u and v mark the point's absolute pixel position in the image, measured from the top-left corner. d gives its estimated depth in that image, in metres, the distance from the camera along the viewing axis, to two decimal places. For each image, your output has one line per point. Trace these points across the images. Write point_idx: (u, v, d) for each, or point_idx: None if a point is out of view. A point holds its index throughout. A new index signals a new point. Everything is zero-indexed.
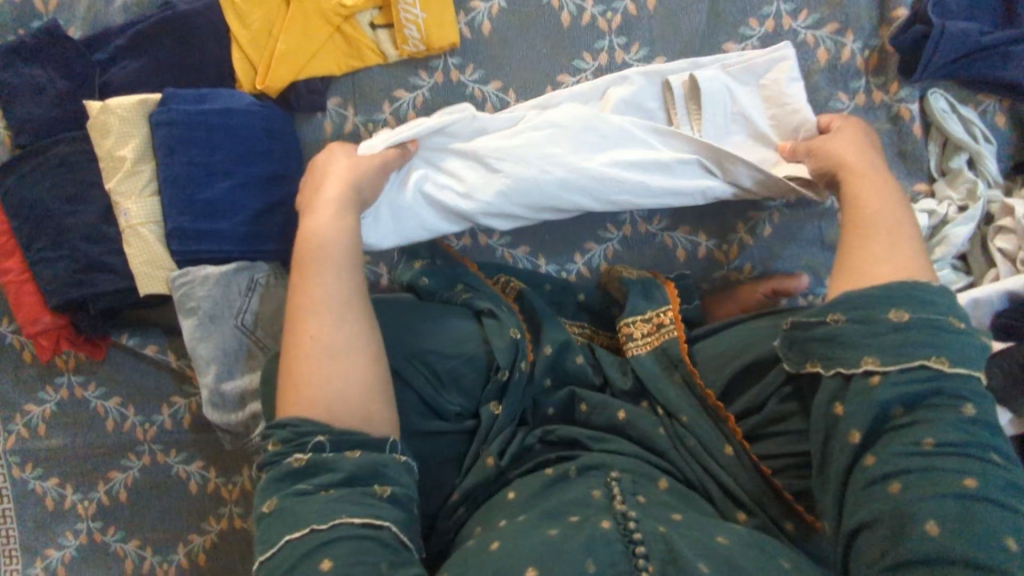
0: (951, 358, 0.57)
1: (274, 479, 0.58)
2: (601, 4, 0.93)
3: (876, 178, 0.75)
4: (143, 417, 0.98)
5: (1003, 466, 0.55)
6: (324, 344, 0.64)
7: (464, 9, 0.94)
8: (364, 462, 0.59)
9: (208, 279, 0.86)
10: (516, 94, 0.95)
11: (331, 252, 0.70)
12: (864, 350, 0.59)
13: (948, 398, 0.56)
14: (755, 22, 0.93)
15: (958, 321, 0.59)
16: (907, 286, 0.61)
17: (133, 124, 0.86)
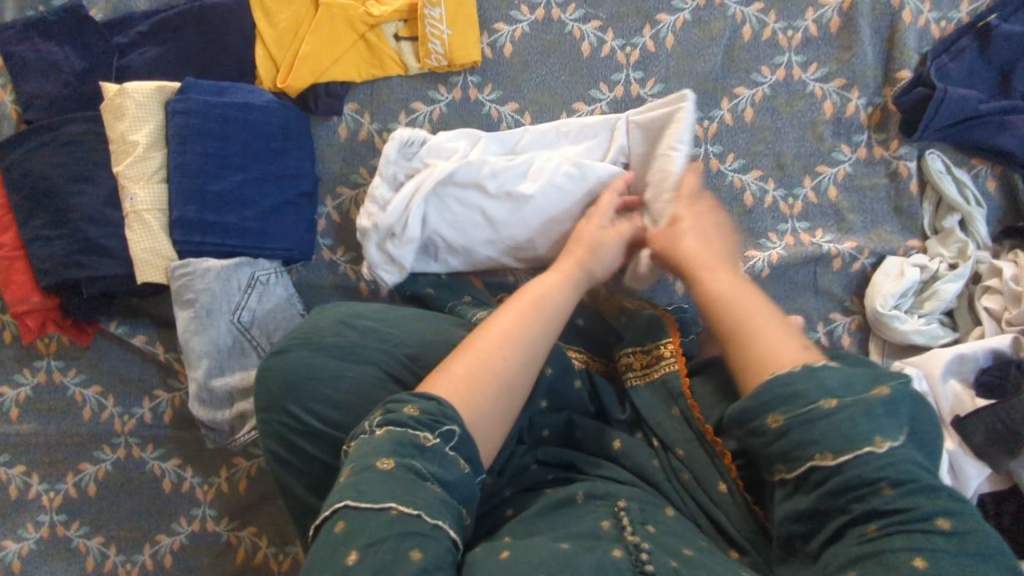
0: (836, 450, 0.55)
1: (397, 439, 0.56)
2: (621, 38, 0.96)
3: (718, 267, 0.73)
4: (122, 408, 0.95)
5: (953, 532, 0.51)
6: (484, 362, 0.64)
7: (488, 30, 0.96)
8: (467, 481, 0.58)
9: (209, 271, 0.85)
10: (531, 117, 0.96)
11: (537, 307, 0.71)
12: (774, 460, 0.59)
13: (865, 483, 0.54)
14: (767, 70, 0.96)
15: (832, 397, 0.57)
16: (768, 385, 0.60)
17: (149, 109, 0.85)
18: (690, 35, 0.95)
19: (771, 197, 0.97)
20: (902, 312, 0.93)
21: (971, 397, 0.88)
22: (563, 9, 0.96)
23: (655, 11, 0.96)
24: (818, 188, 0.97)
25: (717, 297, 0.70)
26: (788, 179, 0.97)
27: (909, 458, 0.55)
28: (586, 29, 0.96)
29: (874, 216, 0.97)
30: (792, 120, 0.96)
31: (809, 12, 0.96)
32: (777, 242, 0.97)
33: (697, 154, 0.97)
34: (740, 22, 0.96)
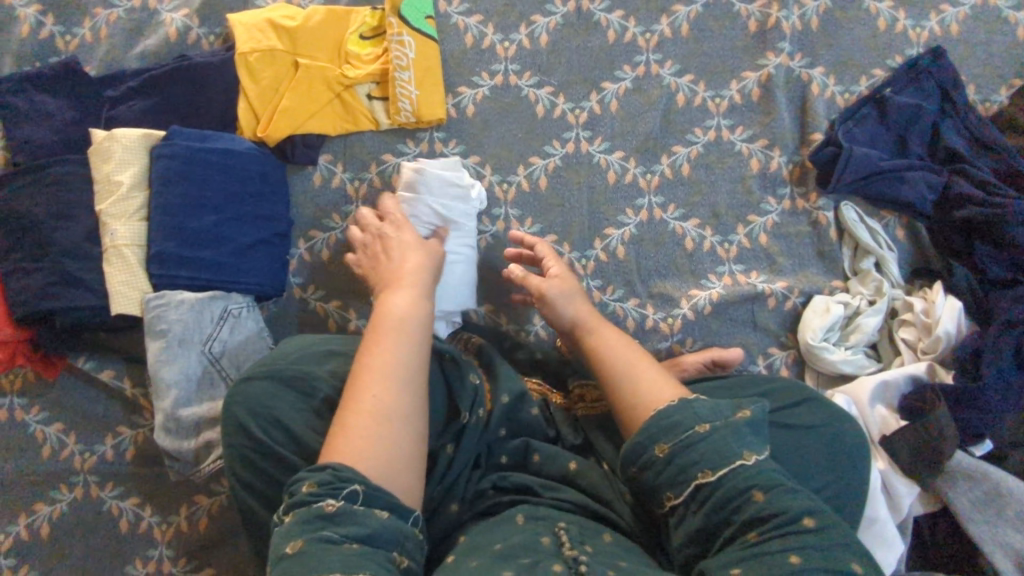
0: (714, 467, 0.66)
1: (304, 519, 0.61)
2: (570, 102, 1.07)
3: (599, 325, 0.88)
4: (83, 446, 0.96)
5: (816, 529, 0.61)
6: (382, 409, 0.71)
7: (452, 93, 1.06)
8: (385, 526, 0.64)
9: (184, 305, 0.88)
10: (491, 169, 1.06)
11: (403, 327, 0.79)
12: (663, 487, 0.69)
13: (740, 493, 0.64)
14: (699, 131, 1.08)
15: (704, 423, 0.68)
16: (652, 420, 0.71)
17: (134, 153, 0.91)
18: (632, 100, 1.08)
19: (708, 242, 1.07)
20: (830, 344, 1.02)
21: (896, 420, 0.96)
22: (519, 76, 1.07)
23: (600, 80, 1.08)
24: (750, 234, 1.07)
25: (606, 348, 0.84)
26: (722, 226, 1.07)
27: (771, 469, 0.66)
28: (540, 94, 1.07)
29: (801, 260, 1.08)
30: (723, 175, 1.08)
31: (732, 83, 1.09)
32: (716, 282, 1.06)
33: (641, 204, 1.07)
34: (675, 91, 1.09)
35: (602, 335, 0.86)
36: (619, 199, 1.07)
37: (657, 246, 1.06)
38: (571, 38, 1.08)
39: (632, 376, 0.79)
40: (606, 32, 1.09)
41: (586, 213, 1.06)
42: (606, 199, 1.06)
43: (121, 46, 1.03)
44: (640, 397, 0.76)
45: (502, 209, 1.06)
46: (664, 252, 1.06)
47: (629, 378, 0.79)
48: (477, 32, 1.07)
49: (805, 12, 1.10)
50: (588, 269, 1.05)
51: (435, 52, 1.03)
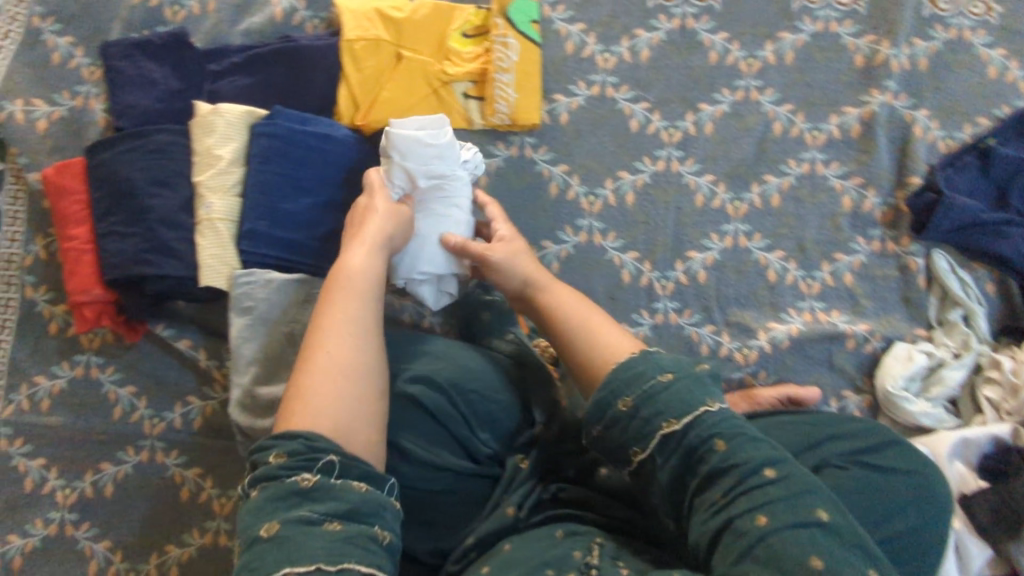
0: (677, 415, 0.66)
1: (276, 496, 0.61)
2: (665, 120, 1.06)
3: (558, 287, 0.86)
4: (153, 411, 0.97)
5: (778, 478, 0.62)
6: (334, 371, 0.69)
7: (547, 99, 1.05)
8: (365, 499, 0.63)
9: (273, 284, 0.88)
10: (578, 179, 1.05)
11: (354, 285, 0.77)
12: (630, 442, 0.69)
13: (703, 444, 0.65)
14: (794, 162, 1.06)
15: (667, 373, 0.69)
16: (616, 372, 0.71)
17: (237, 129, 0.92)
18: (728, 124, 1.06)
19: (791, 276, 1.05)
20: (910, 394, 1.00)
21: (974, 479, 0.94)
22: (616, 89, 1.06)
23: (698, 100, 1.06)
24: (835, 272, 1.05)
25: (565, 308, 0.82)
26: (807, 261, 1.05)
27: (733, 416, 0.67)
28: (635, 108, 1.06)
29: (885, 304, 1.05)
30: (813, 210, 1.06)
31: (833, 117, 1.06)
32: (796, 317, 1.04)
33: (727, 230, 1.05)
34: (772, 119, 1.06)
35: (551, 291, 0.86)
36: (706, 223, 1.05)
37: (739, 274, 1.04)
38: (673, 55, 1.07)
39: (589, 332, 0.78)
40: (708, 53, 1.07)
41: (670, 234, 1.05)
42: (692, 222, 1.05)
43: (227, 21, 1.04)
44: (597, 360, 0.75)
45: (586, 220, 1.04)
46: (745, 282, 1.04)
47: (589, 336, 0.78)
48: (578, 41, 1.06)
49: (914, 52, 1.07)
50: (667, 290, 1.04)
51: (535, 56, 1.03)
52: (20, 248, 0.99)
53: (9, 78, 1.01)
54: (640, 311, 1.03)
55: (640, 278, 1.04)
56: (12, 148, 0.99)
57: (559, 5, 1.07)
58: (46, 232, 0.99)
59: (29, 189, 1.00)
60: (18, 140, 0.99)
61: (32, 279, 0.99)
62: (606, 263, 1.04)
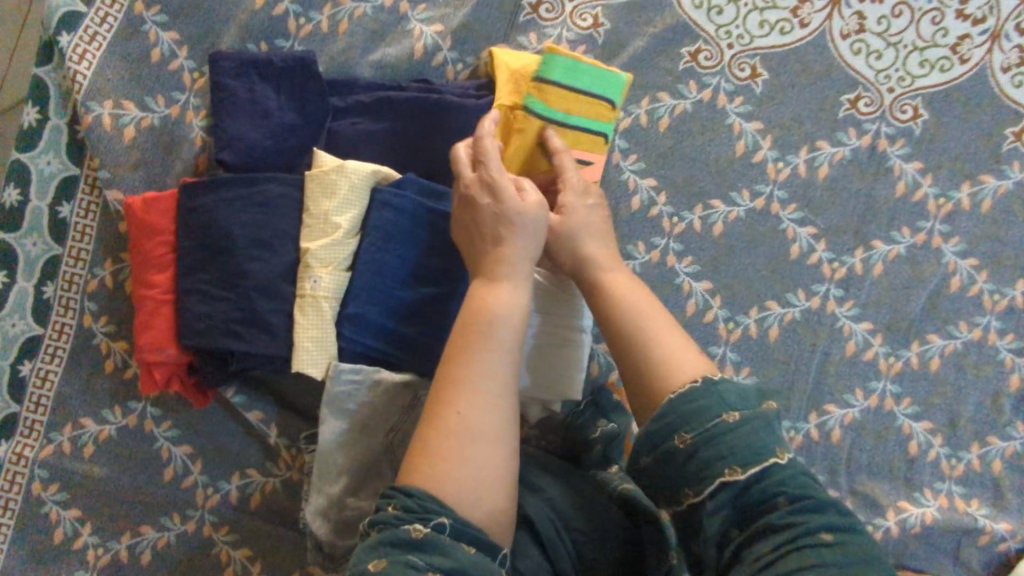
0: (743, 463, 0.60)
1: (387, 540, 0.57)
2: (831, 251, 0.92)
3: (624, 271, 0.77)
4: (208, 479, 0.86)
5: (834, 543, 0.57)
6: (458, 430, 0.62)
7: (704, 203, 0.92)
8: (473, 561, 0.57)
9: (382, 384, 0.77)
10: (720, 301, 0.92)
11: (490, 331, 0.66)
12: (681, 483, 0.63)
13: (762, 499, 0.60)
14: (965, 325, 0.93)
15: (733, 413, 0.63)
16: (675, 403, 0.64)
17: (360, 192, 0.78)
18: (901, 271, 0.92)
19: (935, 451, 0.93)
20: None
21: None
22: (784, 206, 0.92)
23: (873, 236, 0.92)
24: (984, 456, 0.93)
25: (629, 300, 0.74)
26: (956, 439, 0.93)
27: (798, 471, 0.62)
28: (800, 231, 0.92)
29: None
30: (974, 383, 0.93)
31: (1019, 282, 0.93)
32: (931, 500, 0.92)
33: (875, 388, 0.92)
34: (951, 272, 0.93)
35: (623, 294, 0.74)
36: (853, 376, 0.92)
37: (878, 440, 0.92)
38: (855, 178, 0.92)
39: (645, 342, 0.70)
40: (895, 182, 0.92)
41: (811, 381, 0.92)
42: (837, 371, 0.92)
43: (357, 48, 0.90)
44: (656, 386, 0.68)
45: (721, 349, 0.91)
46: (883, 450, 0.92)
47: (659, 354, 0.69)
48: (752, 141, 0.92)
49: None
50: (795, 443, 0.91)
51: (532, 128, 0.81)
52: (84, 270, 0.87)
53: (99, 71, 0.85)
54: None
55: None
56: (94, 157, 0.86)
57: (737, 95, 0.92)
58: (117, 258, 0.87)
59: (105, 204, 0.87)
60: (101, 148, 0.85)
61: (94, 307, 0.87)
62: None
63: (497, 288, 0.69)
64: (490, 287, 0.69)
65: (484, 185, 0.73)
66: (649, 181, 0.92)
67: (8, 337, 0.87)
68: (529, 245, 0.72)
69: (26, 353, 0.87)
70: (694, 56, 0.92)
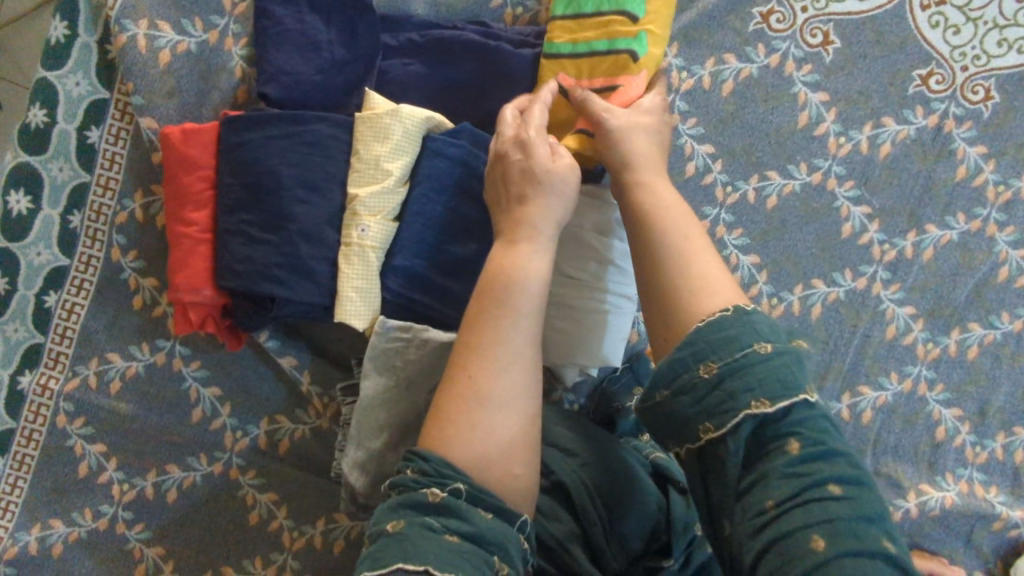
0: (772, 397, 0.48)
1: (403, 502, 0.53)
2: (884, 233, 0.91)
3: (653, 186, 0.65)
4: (236, 422, 0.85)
5: (844, 498, 0.46)
6: (471, 396, 0.57)
7: (760, 173, 0.89)
8: (493, 527, 0.53)
9: (428, 344, 0.74)
10: (767, 276, 0.90)
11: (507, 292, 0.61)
12: (694, 419, 0.51)
13: (775, 441, 0.49)
14: (1007, 316, 0.92)
15: (767, 344, 0.50)
16: (700, 328, 0.52)
17: (413, 139, 0.75)
18: (950, 257, 0.91)
19: (961, 438, 0.93)
20: None
21: None
22: (840, 182, 0.90)
23: (927, 220, 0.91)
24: (1008, 446, 0.93)
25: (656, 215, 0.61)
26: (984, 428, 0.93)
27: (824, 416, 0.50)
28: (854, 210, 0.90)
29: None
30: (1010, 374, 0.93)
31: None
32: (952, 485, 0.93)
33: (910, 372, 0.92)
34: (1001, 261, 0.91)
35: (653, 202, 0.63)
36: (890, 359, 0.92)
37: (907, 424, 0.93)
38: (917, 158, 0.90)
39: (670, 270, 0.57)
40: (957, 165, 0.90)
41: (848, 361, 0.91)
42: (875, 354, 0.92)
43: None
44: (672, 314, 0.55)
45: None
46: (911, 434, 0.93)
47: (686, 276, 0.56)
48: (815, 113, 0.89)
49: None
50: None
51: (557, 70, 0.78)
52: (113, 201, 0.83)
53: None
54: None
55: None
56: (126, 81, 0.81)
57: (806, 62, 0.90)
58: (148, 190, 0.83)
59: (138, 132, 0.82)
60: (134, 72, 0.80)
61: (122, 240, 0.83)
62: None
63: (513, 249, 0.63)
64: (508, 249, 0.63)
65: (517, 144, 0.68)
66: (706, 147, 0.89)
67: (33, 265, 0.83)
68: (553, 204, 0.66)
69: (51, 283, 0.84)
70: (766, 17, 0.89)
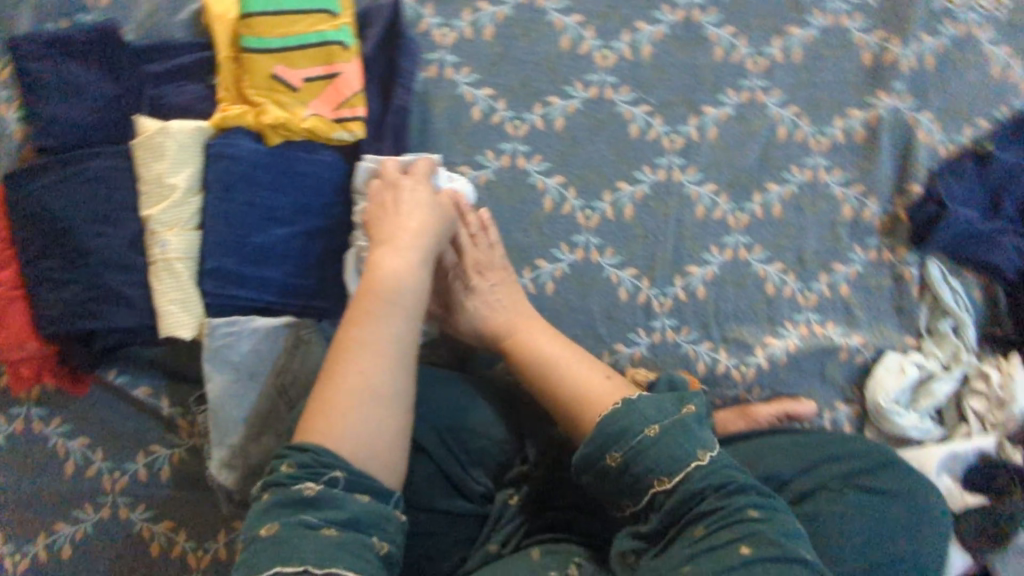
0: (669, 471, 0.64)
1: (280, 502, 0.56)
2: (667, 124, 0.98)
3: (534, 330, 0.85)
4: (112, 463, 0.86)
5: (761, 518, 0.60)
6: (364, 396, 0.61)
7: (541, 101, 0.96)
8: (368, 509, 0.58)
9: (258, 332, 0.79)
10: (575, 192, 0.97)
11: (395, 304, 0.66)
12: (620, 496, 0.67)
13: (692, 494, 0.63)
14: (796, 169, 1.01)
15: (654, 426, 0.66)
16: (599, 430, 0.68)
17: (188, 151, 0.79)
18: (732, 129, 0.99)
19: (789, 289, 1.01)
20: (901, 407, 0.99)
21: (960, 493, 0.95)
22: (616, 90, 0.97)
23: (702, 102, 0.99)
24: (833, 284, 1.02)
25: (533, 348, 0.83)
26: (806, 273, 1.02)
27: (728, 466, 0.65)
28: (635, 112, 0.98)
29: (877, 314, 1.03)
30: (814, 220, 1.02)
31: (838, 120, 1.02)
32: (793, 331, 1.01)
33: (728, 242, 1.00)
34: (777, 122, 1.00)
35: (534, 342, 0.83)
36: (706, 236, 1.00)
37: (738, 288, 1.00)
38: (676, 52, 0.99)
39: (555, 379, 0.79)
40: (713, 49, 1.00)
41: (670, 248, 0.99)
42: (693, 234, 0.99)
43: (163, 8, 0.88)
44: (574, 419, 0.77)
45: (583, 237, 0.97)
46: (745, 296, 1.00)
47: (578, 400, 0.77)
48: (575, 35, 0.97)
49: (922, 49, 1.03)
50: (665, 307, 0.98)
51: (249, 68, 0.83)
52: None
53: None
54: (637, 328, 0.98)
55: (638, 295, 0.98)
56: None
57: None
58: None
59: None
60: None
61: None
62: (604, 282, 0.97)
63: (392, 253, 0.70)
64: (391, 253, 0.70)
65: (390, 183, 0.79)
66: (485, 91, 0.95)
67: None
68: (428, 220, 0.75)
69: None
70: None
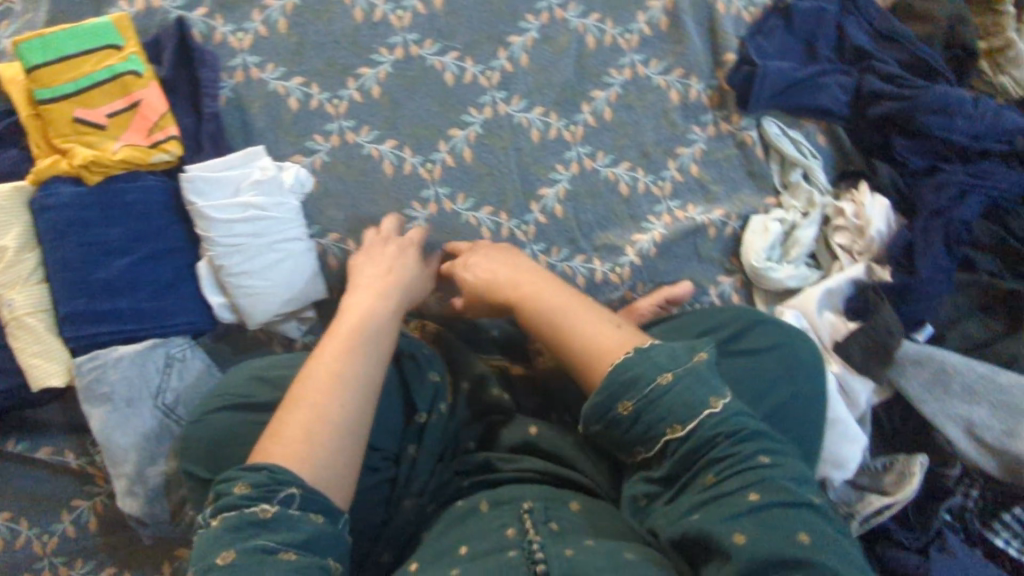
0: (682, 420, 0.61)
1: (235, 524, 0.56)
2: (479, 64, 1.02)
3: (544, 290, 0.81)
4: (38, 529, 0.88)
5: (772, 462, 0.59)
6: (319, 414, 0.65)
7: (352, 76, 0.99)
8: (322, 531, 0.59)
9: (122, 360, 0.84)
10: (411, 150, 0.99)
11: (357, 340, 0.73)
12: (631, 445, 0.64)
13: (707, 442, 0.60)
14: (614, 72, 1.05)
15: (666, 373, 0.63)
16: (613, 374, 0.64)
17: (13, 213, 0.86)
18: (542, 51, 1.03)
19: (642, 183, 1.04)
20: (774, 262, 1.03)
21: (844, 324, 1.00)
22: (421, 45, 1.01)
23: (506, 34, 1.03)
24: (682, 167, 1.06)
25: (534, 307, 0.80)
26: (654, 165, 1.05)
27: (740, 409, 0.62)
28: (446, 61, 1.01)
29: (733, 184, 1.07)
30: (646, 113, 1.05)
31: (640, 15, 1.06)
32: (657, 222, 1.04)
33: (570, 157, 1.03)
34: (583, 33, 1.04)
35: (538, 301, 0.80)
36: (548, 156, 1.03)
37: (593, 197, 1.03)
38: None
39: (567, 327, 0.75)
40: None
41: (517, 178, 1.01)
42: (535, 158, 1.02)
43: None
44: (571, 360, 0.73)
45: (432, 189, 0.99)
46: (602, 202, 1.04)
47: (578, 344, 0.73)
48: (366, 4, 1.00)
49: None
50: (529, 234, 1.01)
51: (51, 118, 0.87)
52: None
53: None
54: None
55: (500, 230, 1.01)
56: None
57: None
58: None
59: None
60: None
61: None
62: (464, 227, 1.00)
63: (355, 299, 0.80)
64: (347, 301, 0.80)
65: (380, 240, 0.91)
66: (295, 80, 0.98)
67: None
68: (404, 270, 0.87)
69: None
70: None
